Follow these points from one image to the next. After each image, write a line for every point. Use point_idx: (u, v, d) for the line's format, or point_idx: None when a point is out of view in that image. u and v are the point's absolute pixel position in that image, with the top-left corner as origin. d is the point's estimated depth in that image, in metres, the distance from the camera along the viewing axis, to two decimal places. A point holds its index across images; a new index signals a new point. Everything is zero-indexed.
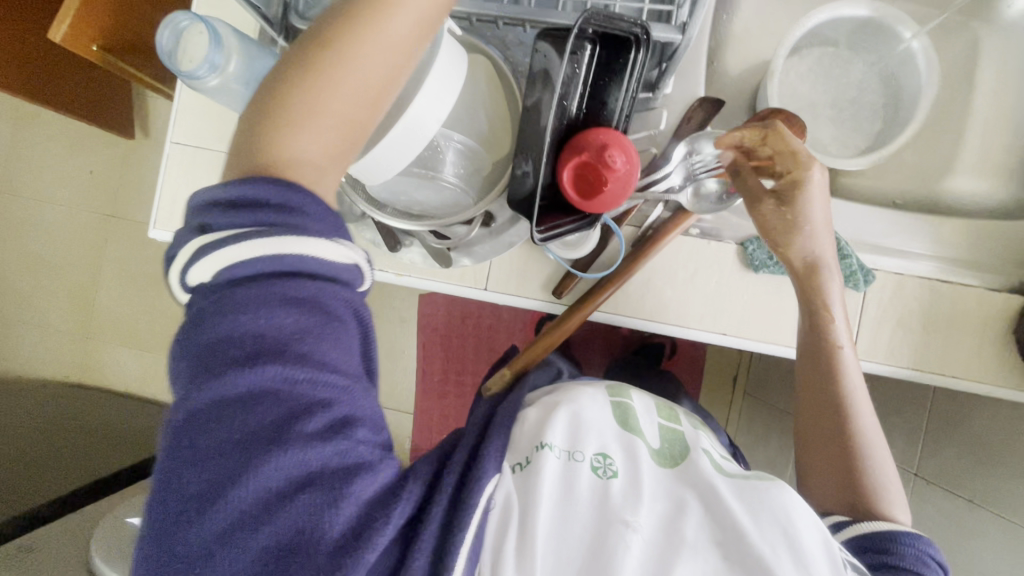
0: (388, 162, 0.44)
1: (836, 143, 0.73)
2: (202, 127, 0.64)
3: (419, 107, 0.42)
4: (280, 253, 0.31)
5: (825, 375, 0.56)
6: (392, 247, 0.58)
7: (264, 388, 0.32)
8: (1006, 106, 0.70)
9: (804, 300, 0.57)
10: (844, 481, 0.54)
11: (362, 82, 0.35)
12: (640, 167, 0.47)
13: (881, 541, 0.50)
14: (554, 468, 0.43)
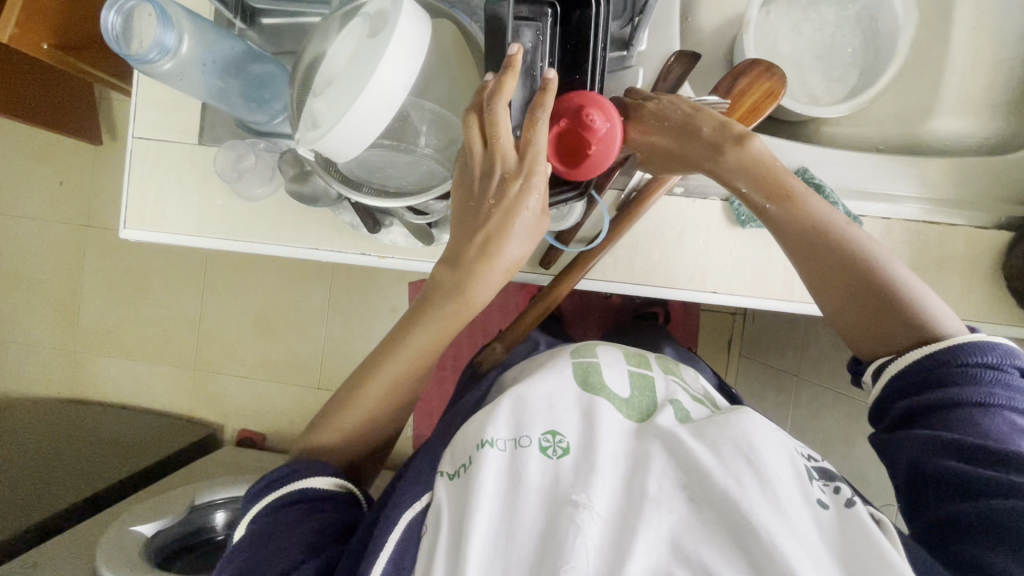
0: (358, 131, 0.43)
1: (818, 91, 0.71)
2: (164, 123, 0.63)
3: (383, 74, 0.41)
4: (286, 485, 0.47)
5: (800, 233, 0.48)
6: (372, 228, 0.57)
7: (264, 556, 0.43)
8: (990, 39, 0.68)
9: (730, 181, 0.49)
10: (887, 326, 0.47)
11: (370, 413, 0.51)
12: (622, 123, 0.45)
13: (918, 373, 0.44)
14: (497, 464, 0.42)
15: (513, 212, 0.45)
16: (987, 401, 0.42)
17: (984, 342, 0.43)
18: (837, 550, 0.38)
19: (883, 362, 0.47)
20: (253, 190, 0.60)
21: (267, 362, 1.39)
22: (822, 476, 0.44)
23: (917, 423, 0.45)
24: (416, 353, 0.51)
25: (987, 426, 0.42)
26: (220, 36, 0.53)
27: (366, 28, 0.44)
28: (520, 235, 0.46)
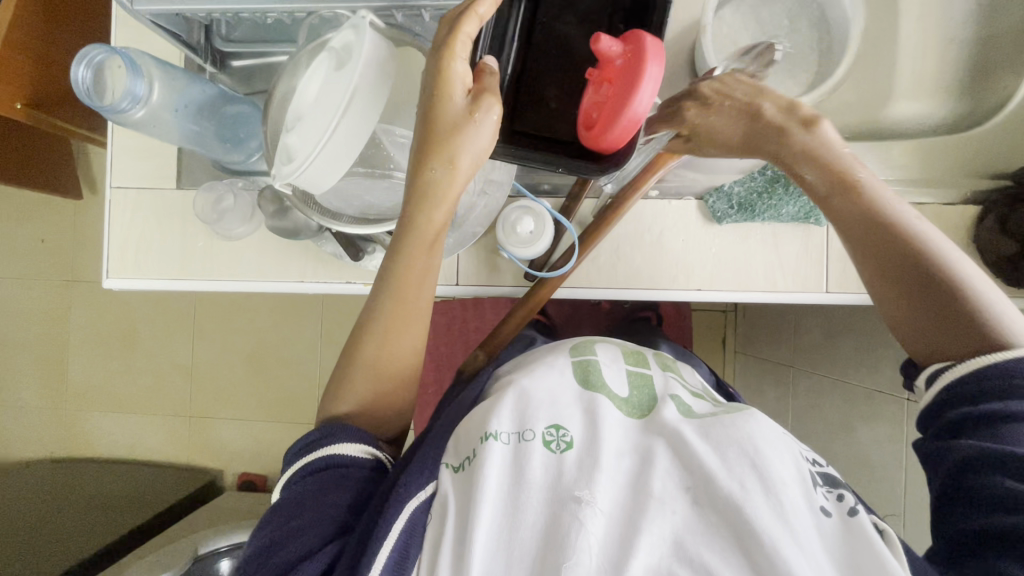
0: (330, 163, 0.44)
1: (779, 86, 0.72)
2: (141, 171, 0.63)
3: (351, 104, 0.42)
4: (319, 454, 0.47)
5: (860, 215, 0.47)
6: (355, 256, 0.57)
7: (295, 531, 0.43)
8: (937, 25, 0.70)
9: (792, 158, 0.49)
10: (944, 324, 0.44)
11: (372, 408, 0.51)
12: (648, 45, 0.43)
13: (978, 385, 0.42)
14: (500, 456, 0.42)
15: (437, 98, 0.44)
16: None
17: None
18: (839, 557, 0.38)
19: (936, 370, 0.44)
20: (233, 229, 0.60)
21: (263, 401, 1.38)
22: (827, 483, 0.43)
23: (964, 434, 0.42)
24: (396, 300, 0.50)
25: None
26: (192, 81, 0.54)
27: (332, 61, 0.45)
28: (459, 137, 0.44)
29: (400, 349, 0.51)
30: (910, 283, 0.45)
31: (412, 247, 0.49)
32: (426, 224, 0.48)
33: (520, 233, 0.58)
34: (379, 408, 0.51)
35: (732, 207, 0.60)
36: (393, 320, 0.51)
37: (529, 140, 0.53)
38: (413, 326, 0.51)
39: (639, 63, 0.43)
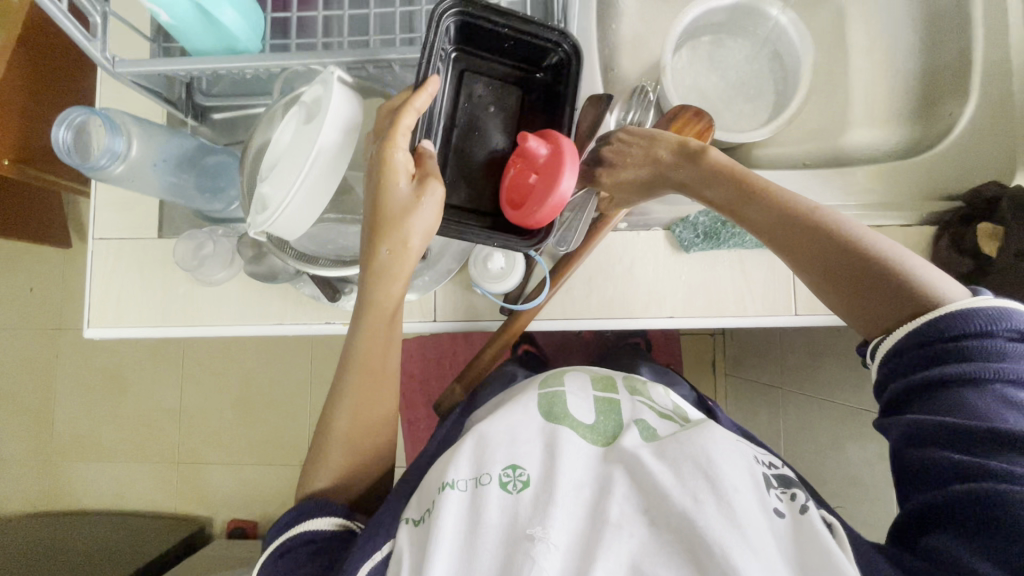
0: (301, 211, 0.46)
1: (741, 119, 0.75)
2: (121, 221, 0.64)
3: (320, 154, 0.44)
4: (294, 530, 0.48)
5: (776, 219, 0.51)
6: (332, 296, 0.58)
7: None
8: (885, 57, 0.74)
9: (696, 184, 0.55)
10: (881, 302, 0.46)
11: (347, 466, 0.52)
12: (568, 145, 0.49)
13: (910, 358, 0.44)
14: (456, 505, 0.42)
15: (383, 183, 0.47)
16: (971, 377, 0.41)
17: (962, 313, 0.42)
18: (793, 559, 0.39)
19: (874, 343, 0.47)
20: (215, 274, 0.61)
21: (252, 444, 1.36)
22: (781, 483, 0.45)
23: (909, 408, 0.45)
24: (364, 366, 0.52)
25: (969, 404, 0.41)
26: (168, 134, 0.56)
27: (302, 114, 0.47)
28: (407, 212, 0.47)
29: (369, 413, 0.53)
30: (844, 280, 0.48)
31: (374, 316, 0.51)
32: (385, 298, 0.51)
33: (492, 268, 0.60)
34: (354, 459, 0.52)
35: (698, 236, 0.62)
36: (359, 391, 0.52)
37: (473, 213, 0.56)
38: (377, 392, 0.53)
39: (565, 162, 0.49)
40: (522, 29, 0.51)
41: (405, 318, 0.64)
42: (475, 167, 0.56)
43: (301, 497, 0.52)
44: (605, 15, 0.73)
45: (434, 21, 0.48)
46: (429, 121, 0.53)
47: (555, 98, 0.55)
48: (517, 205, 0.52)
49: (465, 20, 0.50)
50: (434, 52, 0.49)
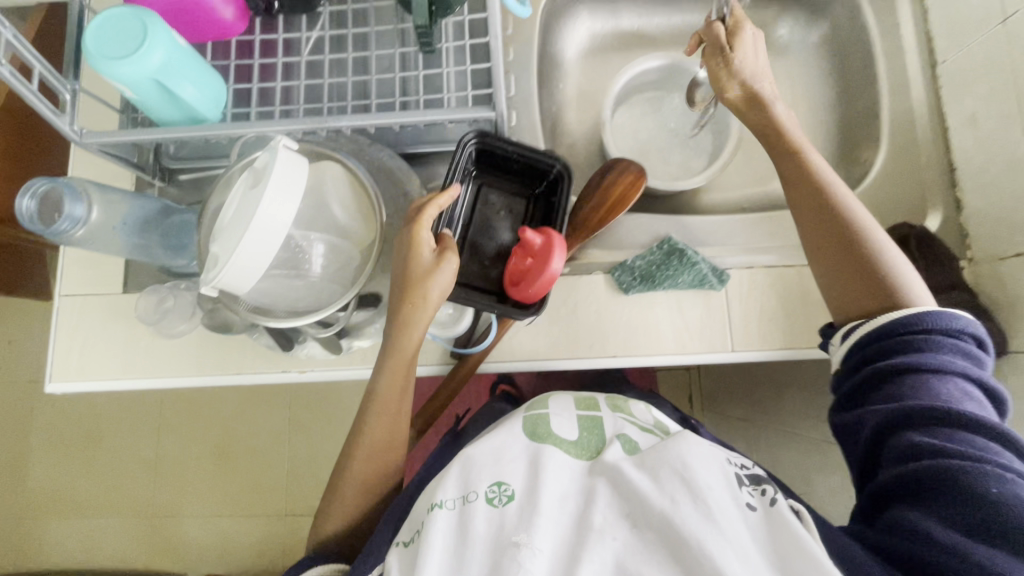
0: (251, 265, 0.49)
1: (679, 168, 0.81)
2: (88, 277, 0.67)
3: (264, 212, 0.48)
4: None
5: (808, 177, 0.63)
6: (285, 346, 0.61)
7: None
8: (807, 109, 0.81)
9: (762, 125, 0.66)
10: (866, 278, 0.58)
11: (361, 496, 0.59)
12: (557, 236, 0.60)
13: (892, 343, 0.53)
14: (445, 523, 0.46)
15: (410, 257, 0.55)
16: (933, 365, 0.51)
17: (921, 316, 0.53)
18: (769, 549, 0.44)
19: (850, 327, 0.57)
20: (176, 327, 0.64)
21: (228, 494, 1.35)
22: (752, 481, 0.51)
23: (872, 390, 0.54)
24: (381, 406, 0.59)
25: (929, 390, 0.50)
26: (129, 199, 0.60)
27: (248, 181, 0.51)
28: (427, 279, 0.55)
29: (383, 450, 0.60)
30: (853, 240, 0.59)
31: (396, 361, 0.58)
32: (406, 345, 0.57)
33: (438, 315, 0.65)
34: (369, 489, 0.59)
35: (635, 278, 0.66)
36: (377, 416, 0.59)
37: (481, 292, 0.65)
38: (392, 420, 0.60)
39: (555, 251, 0.59)
40: (530, 153, 0.63)
41: (359, 364, 0.66)
42: (484, 254, 0.67)
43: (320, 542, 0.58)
44: (548, 77, 0.80)
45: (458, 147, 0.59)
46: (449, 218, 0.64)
47: (553, 208, 0.66)
48: (515, 283, 0.62)
49: (484, 145, 0.61)
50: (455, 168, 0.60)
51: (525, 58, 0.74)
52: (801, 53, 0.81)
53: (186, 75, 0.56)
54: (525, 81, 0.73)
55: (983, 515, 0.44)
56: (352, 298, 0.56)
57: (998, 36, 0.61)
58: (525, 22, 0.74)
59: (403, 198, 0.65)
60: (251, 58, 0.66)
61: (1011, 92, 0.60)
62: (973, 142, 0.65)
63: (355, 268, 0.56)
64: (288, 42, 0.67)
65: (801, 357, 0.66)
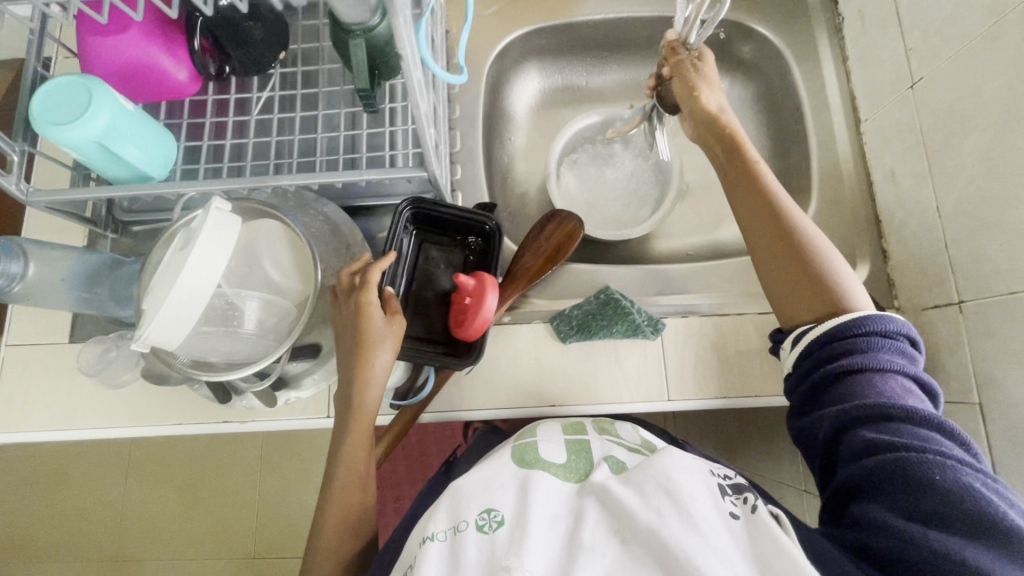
0: (176, 323, 0.50)
1: (623, 217, 0.84)
2: (36, 328, 0.68)
3: (190, 271, 0.50)
4: None
5: (749, 183, 0.62)
6: (223, 399, 0.61)
7: None
8: None
9: (710, 134, 0.67)
10: (809, 288, 0.57)
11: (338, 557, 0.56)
12: (488, 278, 0.61)
13: (837, 347, 0.53)
14: (436, 554, 0.46)
15: (360, 316, 0.56)
16: (878, 366, 0.51)
17: (865, 318, 0.53)
18: (749, 551, 0.44)
19: (800, 332, 0.56)
20: (121, 377, 0.64)
21: (192, 538, 1.32)
22: (734, 490, 0.50)
23: (823, 390, 0.53)
24: (350, 458, 0.57)
25: (877, 388, 0.50)
26: (71, 254, 0.63)
27: (181, 241, 0.53)
28: (380, 341, 0.57)
29: (353, 497, 0.57)
30: (808, 269, 0.57)
31: (359, 415, 0.57)
32: (364, 399, 0.57)
33: None
34: (342, 548, 0.56)
35: (572, 327, 0.68)
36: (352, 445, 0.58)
37: (430, 343, 0.66)
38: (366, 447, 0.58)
39: (487, 293, 0.61)
40: (462, 210, 0.66)
41: (300, 414, 0.67)
42: (430, 307, 0.68)
43: None
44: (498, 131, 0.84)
45: (394, 215, 0.64)
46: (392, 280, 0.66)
47: (489, 259, 0.69)
48: (458, 324, 0.64)
49: (418, 207, 0.65)
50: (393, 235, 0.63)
51: (471, 114, 0.77)
52: (739, 107, 0.85)
53: (128, 136, 0.58)
54: (470, 136, 0.76)
55: (939, 506, 0.44)
56: (285, 352, 0.56)
57: (907, 99, 0.64)
58: (470, 82, 0.78)
59: (345, 250, 0.67)
60: (204, 117, 0.69)
61: (921, 151, 0.63)
62: (894, 195, 0.68)
63: (289, 324, 0.57)
64: (240, 101, 0.71)
65: (737, 405, 0.66)
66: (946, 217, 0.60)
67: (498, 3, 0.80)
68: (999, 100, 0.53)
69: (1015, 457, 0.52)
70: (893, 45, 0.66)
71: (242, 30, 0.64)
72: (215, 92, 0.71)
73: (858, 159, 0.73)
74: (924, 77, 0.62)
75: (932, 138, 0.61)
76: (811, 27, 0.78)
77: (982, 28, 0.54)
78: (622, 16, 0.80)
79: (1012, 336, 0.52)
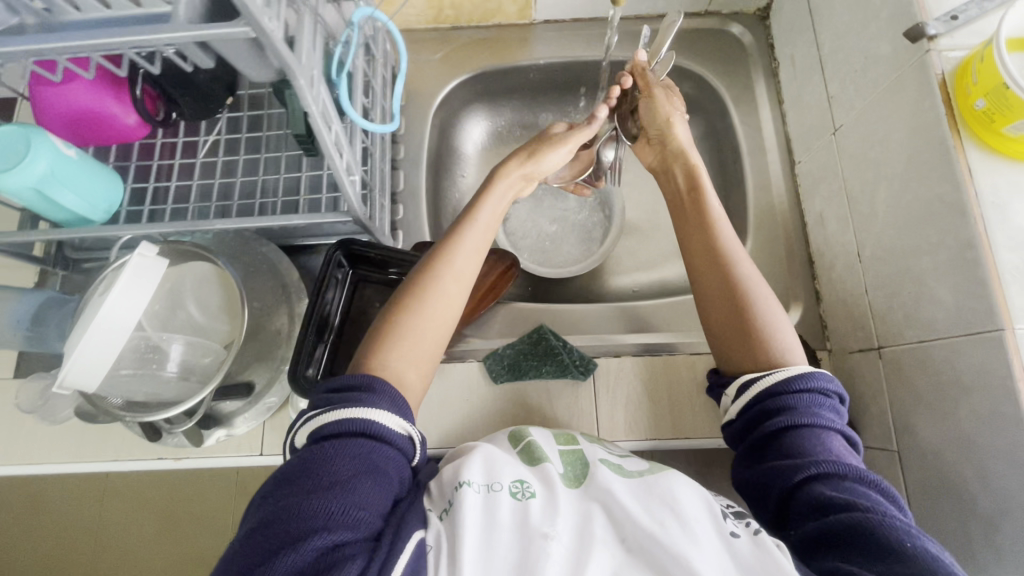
0: (93, 363, 0.52)
1: (571, 252, 0.85)
2: None
3: (109, 311, 0.52)
4: (354, 437, 0.46)
5: (695, 217, 0.63)
6: (152, 436, 0.61)
7: (326, 474, 0.44)
8: None
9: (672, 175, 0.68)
10: (737, 325, 0.56)
11: (431, 330, 0.55)
12: None
13: (779, 399, 0.50)
14: (472, 504, 0.45)
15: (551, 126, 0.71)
16: (819, 425, 0.49)
17: (807, 373, 0.51)
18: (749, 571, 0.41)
19: (749, 379, 0.53)
20: (59, 413, 0.64)
21: (161, 567, 1.32)
22: (736, 516, 0.47)
23: (772, 443, 0.50)
24: (480, 233, 0.60)
25: (827, 445, 0.48)
26: (18, 295, 0.65)
27: (103, 285, 0.55)
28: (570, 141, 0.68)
29: (457, 271, 0.57)
30: (739, 303, 0.57)
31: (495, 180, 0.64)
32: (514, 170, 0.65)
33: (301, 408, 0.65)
34: (410, 346, 0.53)
35: (504, 366, 0.69)
36: (463, 249, 0.58)
37: None
38: (475, 257, 0.59)
39: None
40: (392, 250, 0.69)
41: (233, 453, 0.67)
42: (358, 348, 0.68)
43: (345, 387, 0.49)
44: (448, 170, 0.86)
45: (326, 261, 0.66)
46: (325, 321, 0.67)
47: None
48: None
49: (350, 248, 0.67)
50: (326, 278, 0.66)
51: (416, 153, 0.79)
52: None
53: (65, 182, 0.60)
54: (414, 176, 0.79)
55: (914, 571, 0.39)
56: (208, 395, 0.57)
57: (830, 143, 0.66)
58: (416, 124, 0.80)
59: (281, 288, 0.69)
60: (152, 161, 0.72)
61: (844, 196, 0.63)
62: (824, 237, 0.68)
63: (215, 366, 0.59)
64: (189, 145, 0.74)
65: (669, 449, 0.66)
66: (866, 262, 0.60)
67: (445, 48, 0.84)
68: (903, 150, 0.54)
69: (932, 510, 0.51)
70: (817, 92, 0.68)
71: (188, 78, 0.64)
72: (164, 135, 0.73)
73: (793, 201, 0.74)
74: (844, 124, 0.63)
75: (851, 183, 0.62)
76: (748, 72, 0.80)
77: (886, 80, 0.56)
78: (565, 61, 0.83)
79: (927, 385, 0.52)
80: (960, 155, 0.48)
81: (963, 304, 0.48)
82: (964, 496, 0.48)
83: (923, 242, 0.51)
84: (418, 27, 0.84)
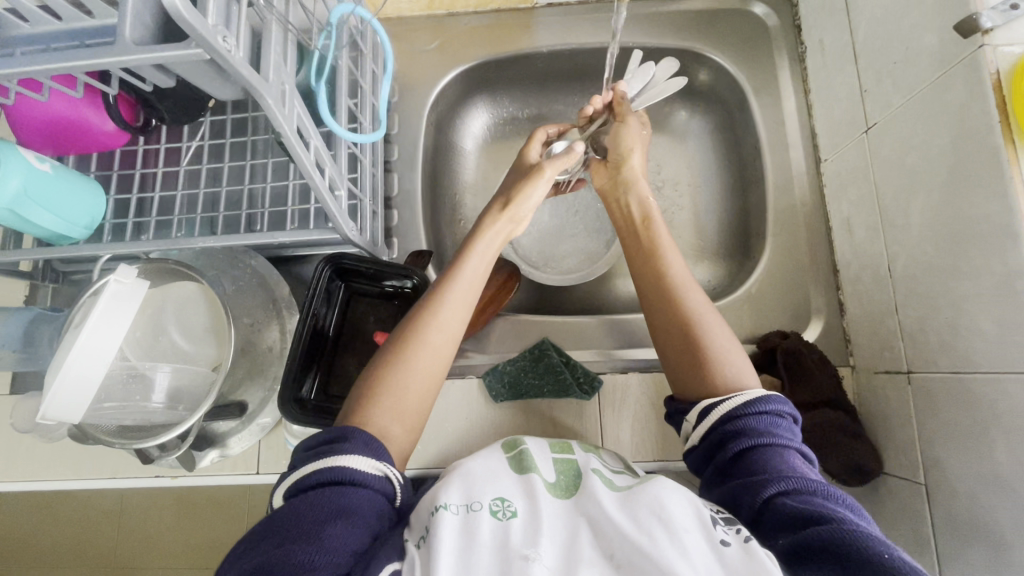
0: (74, 396, 0.49)
1: (576, 255, 0.81)
2: None
3: (87, 342, 0.49)
4: (328, 485, 0.43)
5: (644, 245, 0.61)
6: (144, 461, 0.59)
7: (294, 524, 0.40)
8: (705, 194, 0.79)
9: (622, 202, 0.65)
10: (684, 346, 0.53)
11: (424, 376, 0.51)
12: None
13: (734, 422, 0.46)
14: (450, 524, 0.40)
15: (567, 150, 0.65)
16: (780, 443, 0.45)
17: (765, 397, 0.47)
18: None
19: (708, 405, 0.49)
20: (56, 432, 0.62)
21: None
22: (728, 522, 0.42)
23: (739, 462, 0.45)
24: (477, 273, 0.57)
25: (791, 463, 0.44)
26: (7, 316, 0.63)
27: (81, 314, 0.53)
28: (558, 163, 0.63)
29: (446, 324, 0.54)
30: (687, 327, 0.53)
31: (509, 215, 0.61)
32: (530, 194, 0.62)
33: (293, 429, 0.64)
34: (401, 401, 0.50)
35: (503, 384, 0.66)
36: (451, 298, 0.54)
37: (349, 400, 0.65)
38: (463, 303, 0.55)
39: None
40: (382, 262, 0.65)
41: (229, 471, 0.66)
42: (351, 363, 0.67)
43: (330, 435, 0.47)
44: (445, 168, 0.81)
45: (314, 276, 0.62)
46: (317, 339, 0.64)
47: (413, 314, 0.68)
48: None
49: (337, 262, 0.63)
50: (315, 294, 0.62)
51: (410, 154, 0.75)
52: (699, 138, 0.80)
53: (41, 202, 0.57)
54: (408, 179, 0.74)
55: None
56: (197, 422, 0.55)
57: (861, 142, 0.59)
58: (410, 121, 0.75)
59: (271, 303, 0.66)
60: (134, 170, 0.68)
61: (875, 202, 0.58)
62: (850, 245, 0.63)
63: (203, 390, 0.56)
64: (172, 151, 0.70)
65: (676, 470, 0.63)
66: (896, 278, 0.55)
67: (441, 37, 0.78)
68: (946, 158, 0.48)
69: (960, 551, 0.48)
70: (848, 83, 0.61)
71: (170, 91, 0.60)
72: (146, 141, 0.70)
73: (816, 203, 0.68)
74: (878, 123, 0.56)
75: (883, 189, 0.56)
76: (771, 58, 0.73)
77: (930, 76, 0.50)
78: (570, 48, 0.77)
79: (960, 418, 0.47)
80: (1014, 167, 0.42)
81: (1008, 336, 0.43)
82: (996, 541, 0.45)
83: (966, 263, 0.46)
84: (411, 14, 0.78)
